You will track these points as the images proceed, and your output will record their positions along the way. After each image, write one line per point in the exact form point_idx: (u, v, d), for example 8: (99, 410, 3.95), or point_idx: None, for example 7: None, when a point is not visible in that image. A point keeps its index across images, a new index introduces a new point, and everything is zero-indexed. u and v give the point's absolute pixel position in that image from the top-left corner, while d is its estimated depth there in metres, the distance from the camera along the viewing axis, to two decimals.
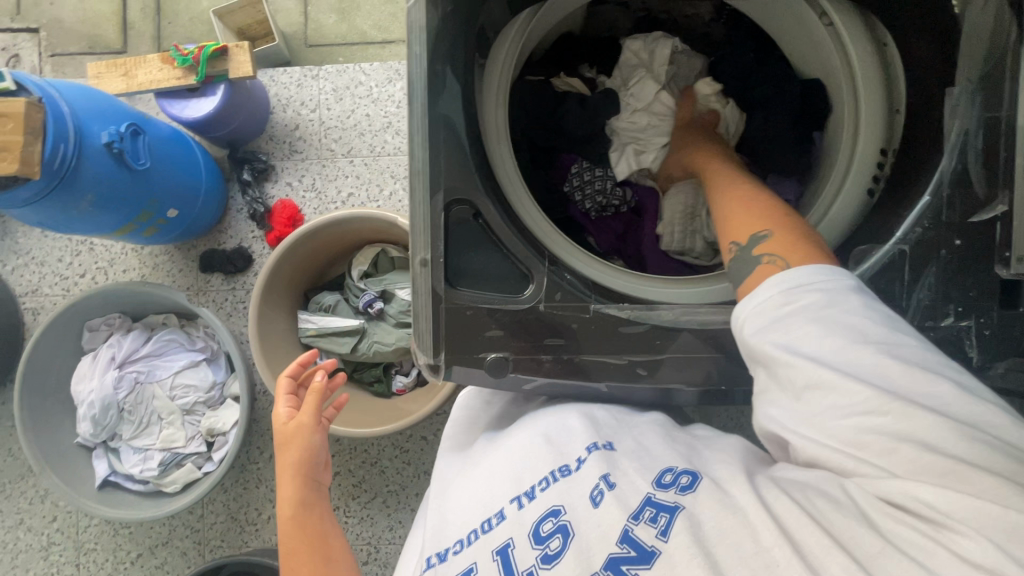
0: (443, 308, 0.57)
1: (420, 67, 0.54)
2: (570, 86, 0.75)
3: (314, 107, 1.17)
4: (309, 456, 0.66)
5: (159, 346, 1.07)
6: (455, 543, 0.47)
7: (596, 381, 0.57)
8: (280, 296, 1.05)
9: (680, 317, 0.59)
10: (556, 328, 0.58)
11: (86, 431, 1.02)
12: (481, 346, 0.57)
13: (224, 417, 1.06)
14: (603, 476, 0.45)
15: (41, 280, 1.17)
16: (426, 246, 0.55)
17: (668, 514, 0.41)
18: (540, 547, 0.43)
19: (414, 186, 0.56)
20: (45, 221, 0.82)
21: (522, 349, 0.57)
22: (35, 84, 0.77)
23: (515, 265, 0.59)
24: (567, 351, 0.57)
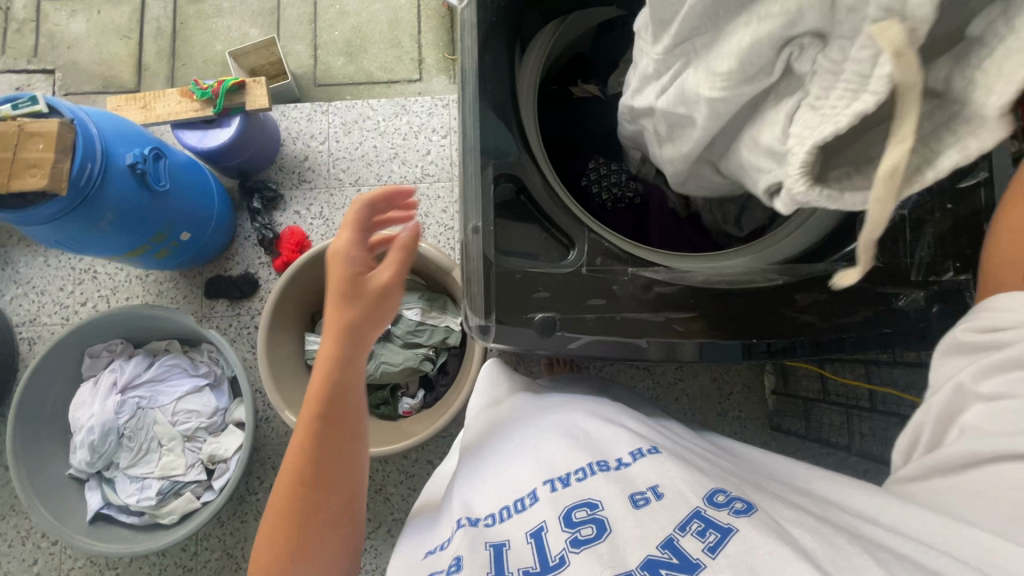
0: (493, 273, 0.62)
1: (471, 58, 0.65)
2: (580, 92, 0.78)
3: (324, 139, 1.22)
4: (366, 319, 0.57)
5: (162, 371, 1.05)
6: (488, 516, 0.52)
7: (637, 338, 0.60)
8: (288, 317, 1.05)
9: (711, 278, 0.63)
10: (599, 289, 0.62)
11: (82, 459, 0.99)
12: (531, 307, 0.61)
13: (226, 443, 1.03)
14: (652, 487, 0.49)
15: (40, 309, 1.16)
16: (478, 215, 0.63)
17: (719, 534, 0.43)
18: (571, 531, 0.47)
19: (467, 161, 0.65)
20: (63, 239, 0.83)
21: (567, 310, 0.61)
22: (67, 108, 0.81)
23: (558, 236, 0.65)
24: (609, 310, 0.61)
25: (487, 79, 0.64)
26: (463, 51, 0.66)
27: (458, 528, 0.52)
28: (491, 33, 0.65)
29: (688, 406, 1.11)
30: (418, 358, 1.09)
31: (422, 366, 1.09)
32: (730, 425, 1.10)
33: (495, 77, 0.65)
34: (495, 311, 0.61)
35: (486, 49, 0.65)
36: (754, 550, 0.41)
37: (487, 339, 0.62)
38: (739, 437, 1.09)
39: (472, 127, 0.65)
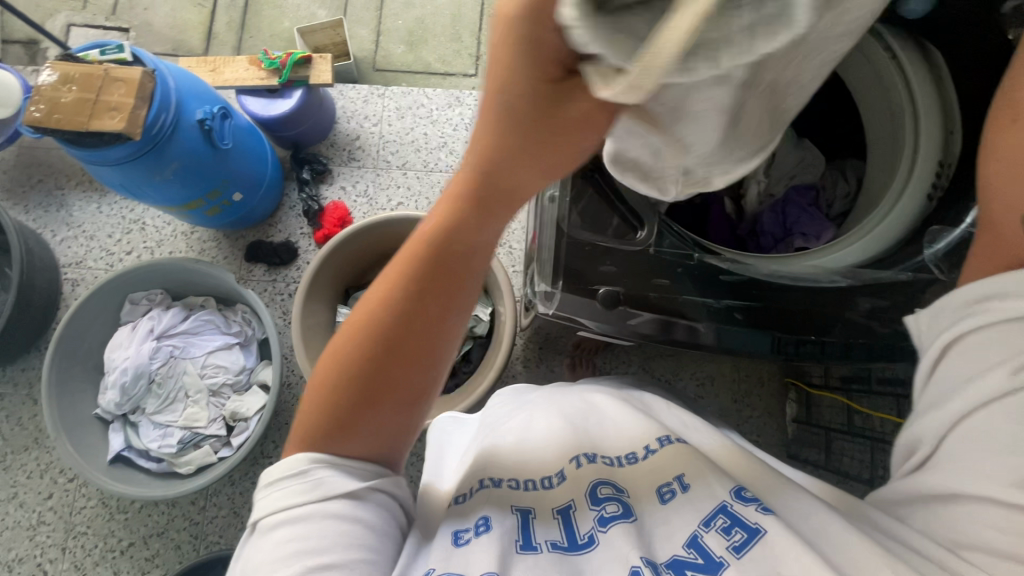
0: (564, 242, 0.67)
1: None
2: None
3: (377, 121, 1.25)
4: (515, 188, 0.43)
5: (196, 325, 1.08)
6: (512, 480, 0.55)
7: (698, 320, 0.71)
8: (324, 288, 1.08)
9: (771, 274, 0.68)
10: (662, 269, 0.69)
11: (111, 399, 1.02)
12: (596, 279, 0.67)
13: (249, 402, 1.05)
14: (678, 478, 0.50)
15: (87, 253, 1.20)
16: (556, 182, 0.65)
17: (746, 534, 0.43)
18: (597, 508, 0.50)
19: None
20: (126, 182, 0.87)
21: (631, 288, 0.68)
22: (150, 59, 0.85)
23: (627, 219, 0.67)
24: (671, 290, 0.70)
25: None
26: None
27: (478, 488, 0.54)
28: None
29: None
30: None
31: None
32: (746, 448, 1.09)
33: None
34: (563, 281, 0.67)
35: None
36: (785, 549, 0.41)
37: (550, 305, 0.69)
38: None
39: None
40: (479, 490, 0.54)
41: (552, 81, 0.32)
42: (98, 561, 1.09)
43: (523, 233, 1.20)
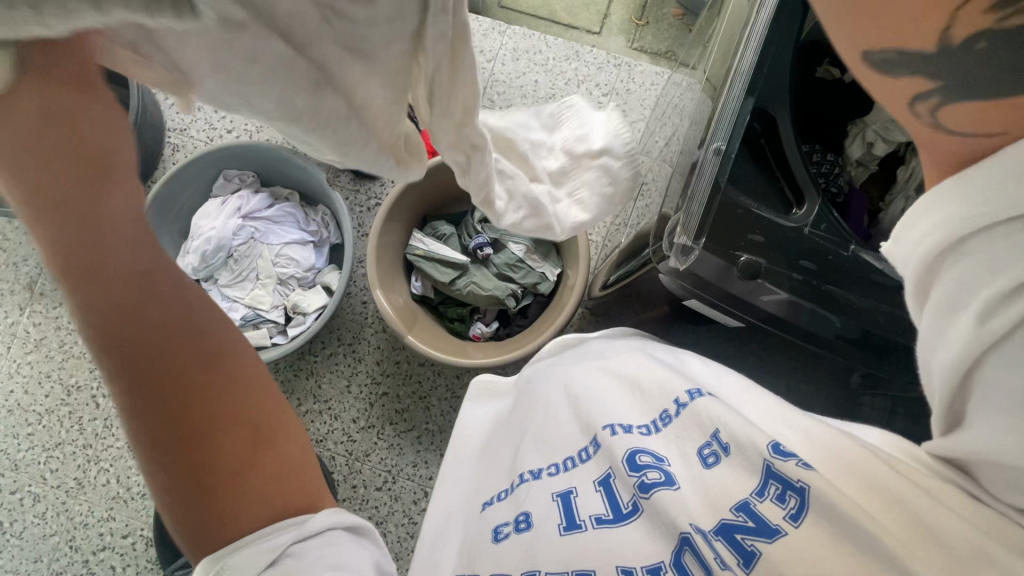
0: (717, 198, 0.68)
1: None
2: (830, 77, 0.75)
3: (491, 57, 1.23)
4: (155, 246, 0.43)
5: (279, 215, 1.11)
6: (551, 466, 0.55)
7: (832, 315, 0.69)
8: (406, 209, 1.09)
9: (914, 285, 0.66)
10: (812, 250, 0.68)
11: (189, 263, 1.07)
12: (741, 245, 0.67)
13: (311, 299, 1.09)
14: (716, 437, 0.47)
15: (193, 123, 1.25)
16: (725, 138, 0.68)
17: (798, 496, 0.42)
18: (637, 474, 0.48)
19: (735, 84, 0.69)
20: None
21: (773, 261, 0.68)
22: None
23: (785, 194, 0.70)
24: (815, 277, 0.68)
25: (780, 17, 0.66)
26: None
27: (522, 482, 0.55)
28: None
29: None
30: (505, 293, 1.10)
31: (506, 301, 1.10)
32: None
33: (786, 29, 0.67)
34: (707, 237, 0.67)
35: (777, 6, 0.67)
36: (835, 513, 0.39)
37: (688, 258, 0.66)
38: None
39: (751, 50, 0.68)
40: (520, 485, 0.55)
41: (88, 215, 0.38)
42: None
43: (609, 204, 1.17)
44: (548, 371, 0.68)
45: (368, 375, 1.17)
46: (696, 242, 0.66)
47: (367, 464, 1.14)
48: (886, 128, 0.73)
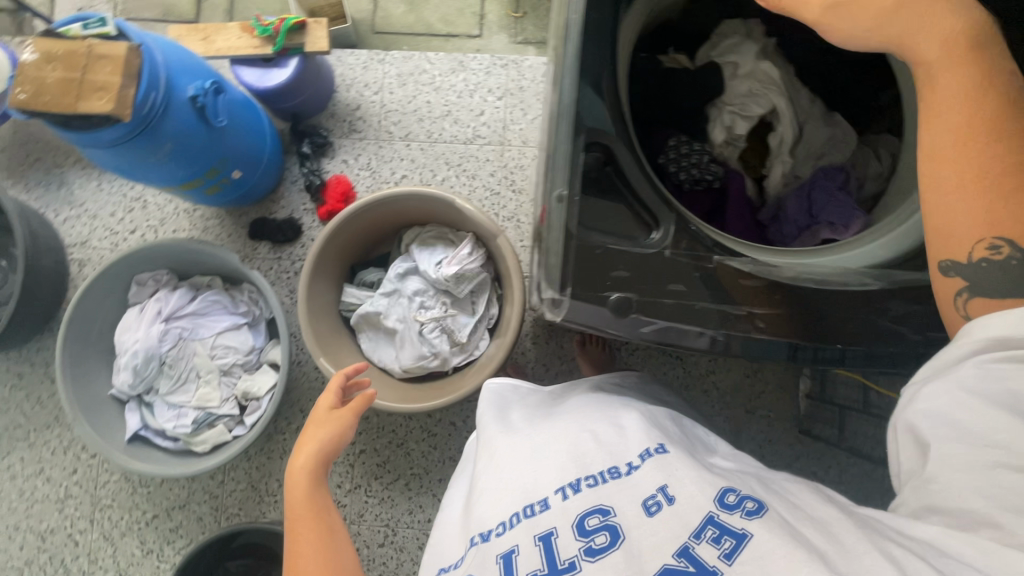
0: (573, 245, 0.55)
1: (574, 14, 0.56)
2: (677, 63, 0.70)
3: (378, 89, 1.20)
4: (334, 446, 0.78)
5: (204, 306, 1.07)
6: (498, 526, 0.51)
7: (711, 327, 0.55)
8: (329, 267, 1.06)
9: (800, 275, 0.57)
10: (680, 276, 0.56)
11: (124, 382, 1.03)
12: (605, 285, 0.55)
13: (260, 382, 1.06)
14: (661, 489, 0.49)
15: (92, 233, 1.19)
16: (565, 181, 0.55)
17: (734, 539, 0.44)
18: (585, 540, 0.48)
19: (559, 124, 0.56)
20: (121, 164, 0.84)
21: (645, 292, 0.55)
22: (134, 32, 0.80)
23: (639, 214, 0.57)
24: (687, 297, 0.55)
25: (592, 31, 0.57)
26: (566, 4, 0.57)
27: (471, 546, 0.51)
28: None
29: (719, 398, 1.10)
30: None
31: None
32: (757, 424, 1.09)
33: (598, 34, 0.56)
34: (573, 284, 0.55)
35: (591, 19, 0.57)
36: (772, 560, 0.41)
37: (559, 313, 0.56)
38: (764, 437, 1.08)
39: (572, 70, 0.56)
40: (470, 549, 0.52)
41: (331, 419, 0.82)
42: (125, 531, 1.14)
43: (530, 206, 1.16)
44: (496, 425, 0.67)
45: None
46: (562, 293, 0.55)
47: (364, 524, 1.13)
48: (744, 103, 0.67)
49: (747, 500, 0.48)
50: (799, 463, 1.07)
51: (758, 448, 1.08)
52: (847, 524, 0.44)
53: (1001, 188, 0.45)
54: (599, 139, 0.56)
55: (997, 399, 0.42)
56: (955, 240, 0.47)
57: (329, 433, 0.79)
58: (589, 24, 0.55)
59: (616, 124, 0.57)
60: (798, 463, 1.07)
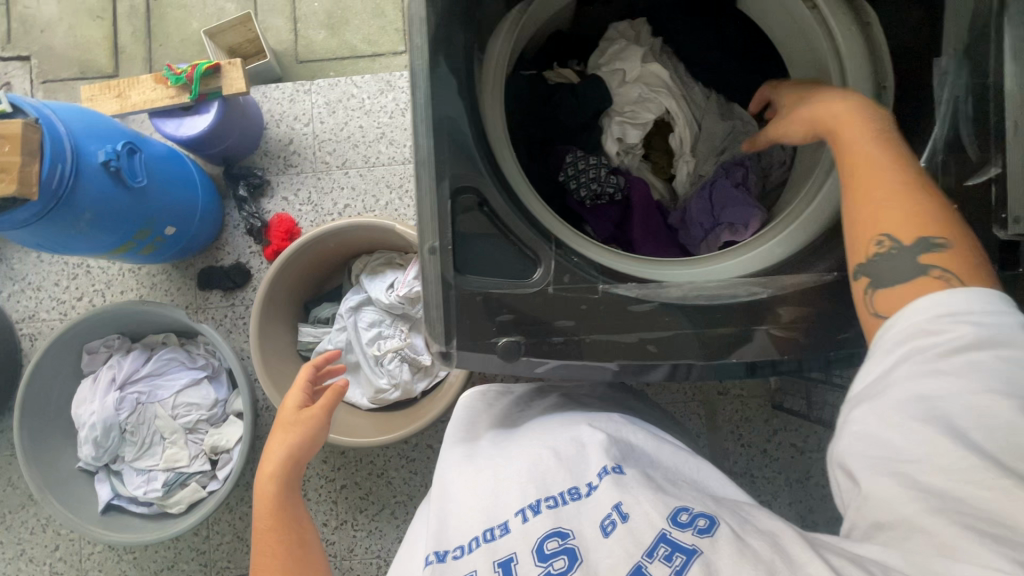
0: (454, 296, 0.54)
1: (421, 58, 0.53)
2: (562, 78, 0.73)
3: (308, 120, 1.18)
4: (307, 450, 0.68)
5: (160, 365, 1.06)
6: (456, 548, 0.47)
7: (608, 360, 0.54)
8: (280, 309, 1.04)
9: (690, 293, 0.58)
10: (567, 309, 0.56)
11: (88, 454, 1.01)
12: (492, 331, 0.54)
13: (228, 434, 1.05)
14: (615, 506, 0.46)
15: (38, 305, 1.16)
16: (435, 233, 0.53)
17: (685, 555, 0.42)
18: (543, 565, 0.44)
19: (419, 175, 0.54)
20: (44, 241, 0.83)
21: (532, 332, 0.54)
22: (31, 106, 0.78)
23: (523, 251, 0.57)
24: (577, 332, 0.55)
25: (446, 80, 0.54)
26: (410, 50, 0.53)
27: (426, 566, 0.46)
28: (447, 24, 0.54)
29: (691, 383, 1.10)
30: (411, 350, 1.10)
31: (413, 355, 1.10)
32: (730, 404, 1.09)
33: (452, 77, 0.55)
34: (457, 338, 0.54)
35: (440, 55, 0.54)
36: None
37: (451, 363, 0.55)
38: (740, 416, 1.08)
39: (422, 124, 0.53)
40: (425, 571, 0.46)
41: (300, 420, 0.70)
42: None
43: None
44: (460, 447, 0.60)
45: (320, 475, 1.14)
46: (450, 345, 0.54)
47: (355, 559, 1.12)
48: (633, 111, 0.70)
49: (700, 517, 0.45)
50: (777, 437, 1.08)
51: (734, 428, 1.08)
52: (794, 537, 0.43)
53: (908, 192, 0.50)
54: (470, 183, 0.56)
55: (918, 410, 0.42)
56: (864, 231, 0.51)
57: (302, 433, 0.68)
58: (438, 65, 0.54)
59: (484, 163, 0.57)
60: (776, 437, 1.07)
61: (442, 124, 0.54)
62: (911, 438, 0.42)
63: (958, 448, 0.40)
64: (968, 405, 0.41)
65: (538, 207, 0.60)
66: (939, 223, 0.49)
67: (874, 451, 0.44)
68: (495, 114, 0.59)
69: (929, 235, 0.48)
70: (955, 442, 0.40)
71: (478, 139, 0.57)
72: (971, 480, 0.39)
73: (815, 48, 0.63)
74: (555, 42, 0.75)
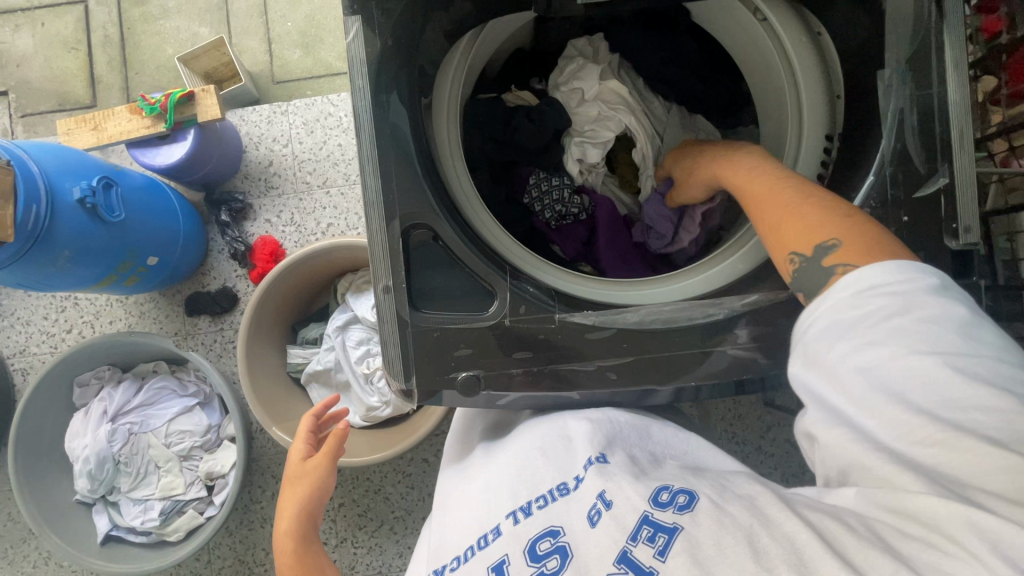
0: (410, 332, 0.56)
1: (364, 99, 0.54)
2: (521, 99, 0.73)
3: (286, 141, 1.18)
4: (319, 495, 0.66)
5: (151, 395, 1.07)
6: (452, 560, 0.45)
7: (568, 390, 0.55)
8: (268, 333, 1.04)
9: (646, 318, 0.57)
10: (524, 340, 0.56)
11: (83, 487, 1.02)
12: (451, 366, 0.55)
13: (222, 459, 1.05)
14: (600, 494, 0.44)
15: (28, 340, 1.17)
16: (388, 271, 0.55)
17: (667, 535, 0.40)
18: (536, 565, 0.42)
19: (370, 215, 0.55)
20: (24, 281, 0.83)
21: (492, 365, 0.55)
22: (2, 148, 0.79)
23: (478, 282, 0.57)
24: (535, 363, 0.55)
25: (390, 118, 0.54)
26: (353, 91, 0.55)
27: None
28: (391, 58, 0.54)
29: None
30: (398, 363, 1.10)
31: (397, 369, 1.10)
32: (723, 403, 1.09)
33: (397, 112, 0.55)
34: (417, 375, 0.55)
35: (384, 91, 0.54)
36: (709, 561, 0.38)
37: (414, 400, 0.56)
38: (732, 414, 1.08)
39: (369, 164, 0.55)
40: None
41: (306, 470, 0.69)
42: None
43: None
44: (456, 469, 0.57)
45: None
46: (411, 382, 0.56)
47: None
48: (593, 130, 0.71)
49: (681, 496, 0.43)
50: (771, 434, 1.07)
51: (727, 427, 1.08)
52: (772, 498, 0.41)
53: (802, 206, 0.50)
54: (423, 220, 0.55)
55: (863, 387, 0.39)
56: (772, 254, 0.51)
57: (313, 482, 0.66)
58: (382, 102, 0.54)
59: (438, 201, 0.57)
60: (770, 433, 1.07)
61: (389, 162, 0.54)
62: (868, 409, 0.38)
63: (910, 417, 0.37)
64: (906, 372, 0.37)
65: (492, 239, 0.60)
66: (834, 223, 0.47)
67: (831, 412, 0.41)
68: (449, 144, 0.60)
69: (824, 238, 0.46)
70: (904, 409, 0.37)
71: (430, 173, 0.57)
72: (923, 444, 0.36)
73: (768, 60, 0.63)
74: (515, 61, 0.76)
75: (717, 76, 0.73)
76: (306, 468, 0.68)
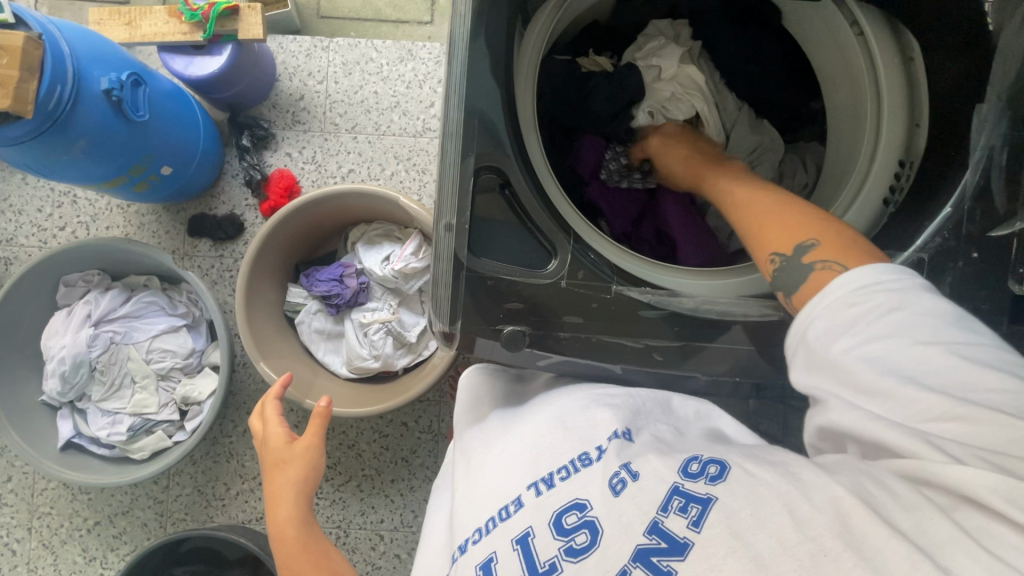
0: (464, 276, 0.55)
1: (463, 27, 0.53)
2: (597, 67, 0.74)
3: (322, 78, 1.14)
4: (311, 476, 0.65)
5: (138, 308, 1.03)
6: (474, 533, 0.45)
7: (612, 363, 0.56)
8: (269, 265, 1.00)
9: (699, 305, 0.58)
10: (576, 304, 0.56)
11: (53, 388, 0.99)
12: (499, 317, 0.55)
13: (201, 386, 1.03)
14: (625, 465, 0.43)
15: (17, 230, 1.12)
16: (452, 211, 0.54)
17: (700, 505, 0.40)
18: (564, 539, 0.41)
19: (447, 148, 0.55)
20: (31, 162, 0.79)
21: (540, 323, 0.56)
22: (35, 20, 0.75)
23: (538, 240, 0.57)
24: (583, 330, 0.56)
25: (480, 55, 0.53)
26: (452, 18, 0.53)
27: (452, 561, 0.45)
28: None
29: None
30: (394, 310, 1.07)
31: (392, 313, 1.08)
32: None
33: (490, 55, 0.53)
34: (461, 319, 0.55)
35: (482, 27, 0.53)
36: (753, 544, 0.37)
37: (453, 345, 0.57)
38: None
39: (454, 98, 0.54)
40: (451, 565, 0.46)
41: (282, 461, 0.66)
42: (66, 539, 1.10)
43: None
44: (470, 431, 0.57)
45: None
46: (454, 326, 0.55)
47: None
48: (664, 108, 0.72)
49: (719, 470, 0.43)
50: None
51: None
52: None
53: (777, 216, 0.56)
54: (496, 164, 0.55)
55: (888, 373, 0.41)
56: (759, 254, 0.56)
57: (304, 464, 0.65)
58: (477, 37, 0.53)
59: (514, 146, 0.56)
60: None
61: (476, 96, 0.53)
62: (889, 397, 0.40)
63: (933, 397, 0.39)
64: (916, 360, 0.40)
65: (557, 201, 0.60)
66: (815, 228, 0.53)
67: None
68: (531, 94, 0.59)
69: (798, 239, 0.53)
70: (917, 388, 0.39)
71: (511, 124, 0.56)
72: (944, 418, 0.38)
73: (856, 80, 0.64)
74: (591, 34, 0.77)
75: (788, 90, 0.75)
76: (286, 472, 0.64)
